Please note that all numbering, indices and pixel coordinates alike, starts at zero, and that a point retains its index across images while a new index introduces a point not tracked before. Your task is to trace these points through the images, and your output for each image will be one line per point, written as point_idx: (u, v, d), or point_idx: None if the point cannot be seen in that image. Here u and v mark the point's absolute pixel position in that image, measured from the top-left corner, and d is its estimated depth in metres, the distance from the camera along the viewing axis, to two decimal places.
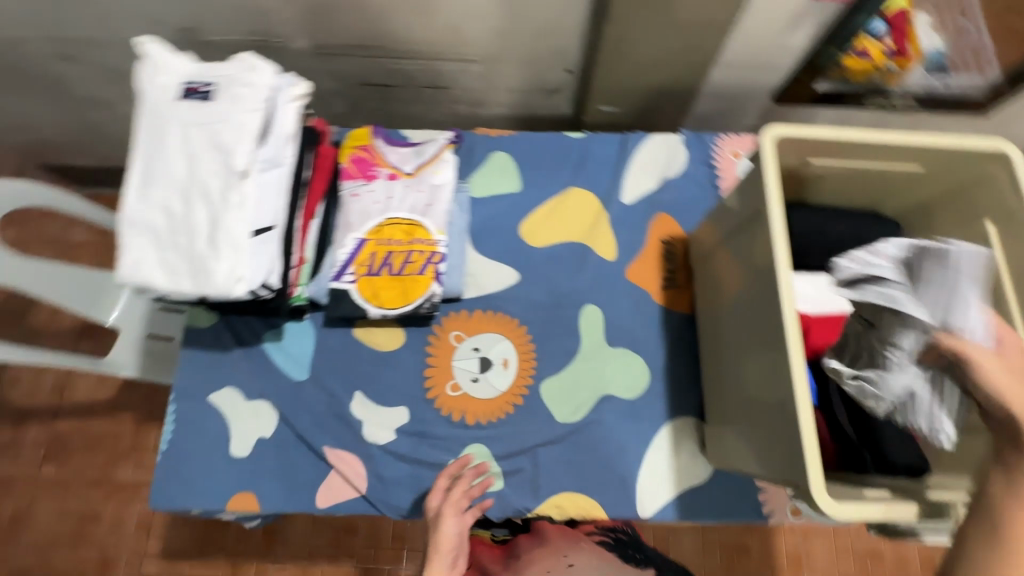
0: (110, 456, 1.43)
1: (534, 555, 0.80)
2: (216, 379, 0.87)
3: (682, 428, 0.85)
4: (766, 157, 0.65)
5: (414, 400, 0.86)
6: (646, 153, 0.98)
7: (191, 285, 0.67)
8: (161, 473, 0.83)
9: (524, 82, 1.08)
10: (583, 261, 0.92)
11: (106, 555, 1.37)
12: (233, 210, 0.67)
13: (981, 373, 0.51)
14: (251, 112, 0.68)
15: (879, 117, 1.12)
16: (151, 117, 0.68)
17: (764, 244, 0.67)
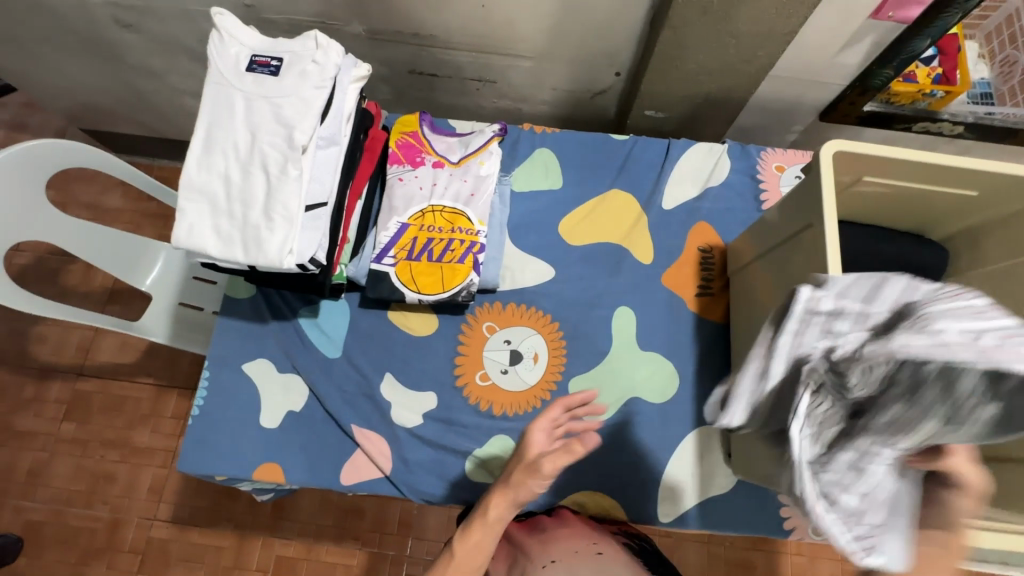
0: (129, 419, 1.45)
1: (560, 534, 0.76)
2: (251, 350, 0.89)
3: (709, 436, 0.85)
4: (823, 171, 0.66)
5: (443, 386, 0.87)
6: (689, 161, 0.98)
7: (243, 254, 0.68)
8: (191, 438, 0.84)
9: (571, 81, 1.09)
10: (619, 263, 0.93)
11: (119, 515, 1.39)
12: (289, 184, 0.68)
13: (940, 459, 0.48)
14: (314, 89, 0.70)
15: (925, 142, 1.11)
16: (217, 87, 0.70)
17: (813, 258, 0.67)
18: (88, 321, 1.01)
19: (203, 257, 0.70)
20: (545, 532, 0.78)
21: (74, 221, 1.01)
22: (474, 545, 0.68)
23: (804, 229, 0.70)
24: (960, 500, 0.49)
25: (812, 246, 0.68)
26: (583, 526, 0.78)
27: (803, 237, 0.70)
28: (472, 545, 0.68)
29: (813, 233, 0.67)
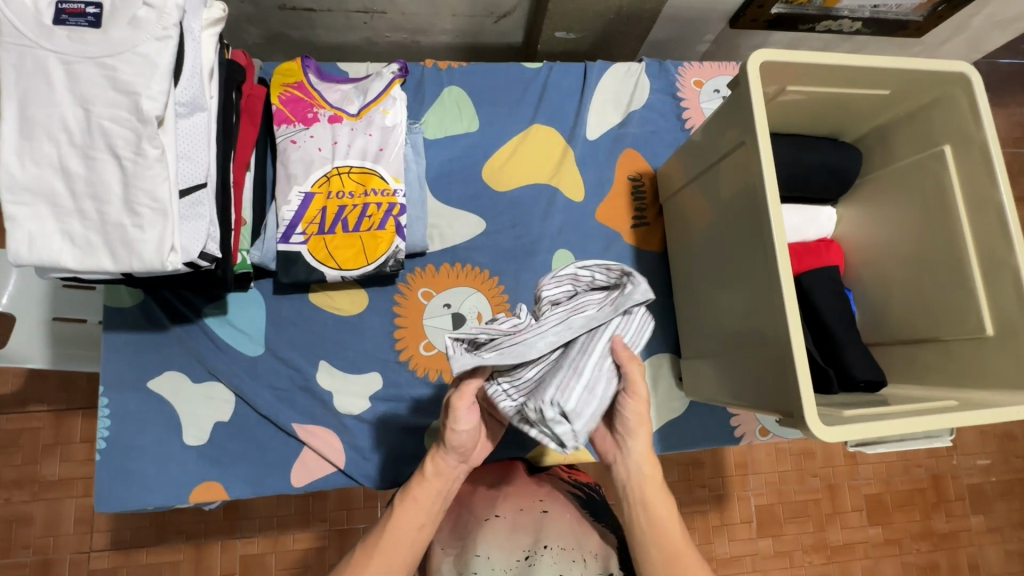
0: (29, 452, 1.27)
1: (510, 488, 0.72)
2: (154, 363, 0.77)
3: (658, 364, 0.87)
4: (752, 83, 0.63)
5: (385, 364, 0.80)
6: (608, 84, 0.93)
7: (112, 261, 0.56)
8: (102, 475, 0.74)
9: (471, 5, 0.97)
10: (551, 204, 0.88)
11: (46, 555, 1.25)
12: (147, 166, 0.55)
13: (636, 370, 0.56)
14: (152, 39, 0.55)
15: (827, 40, 1.12)
16: (19, 49, 0.54)
17: (747, 176, 0.66)
18: None
19: (59, 271, 0.57)
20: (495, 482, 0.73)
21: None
22: (417, 505, 0.59)
23: (735, 146, 0.68)
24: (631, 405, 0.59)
25: (745, 163, 0.66)
26: (535, 480, 0.74)
27: (734, 154, 0.68)
28: (411, 501, 0.59)
29: (745, 150, 0.65)
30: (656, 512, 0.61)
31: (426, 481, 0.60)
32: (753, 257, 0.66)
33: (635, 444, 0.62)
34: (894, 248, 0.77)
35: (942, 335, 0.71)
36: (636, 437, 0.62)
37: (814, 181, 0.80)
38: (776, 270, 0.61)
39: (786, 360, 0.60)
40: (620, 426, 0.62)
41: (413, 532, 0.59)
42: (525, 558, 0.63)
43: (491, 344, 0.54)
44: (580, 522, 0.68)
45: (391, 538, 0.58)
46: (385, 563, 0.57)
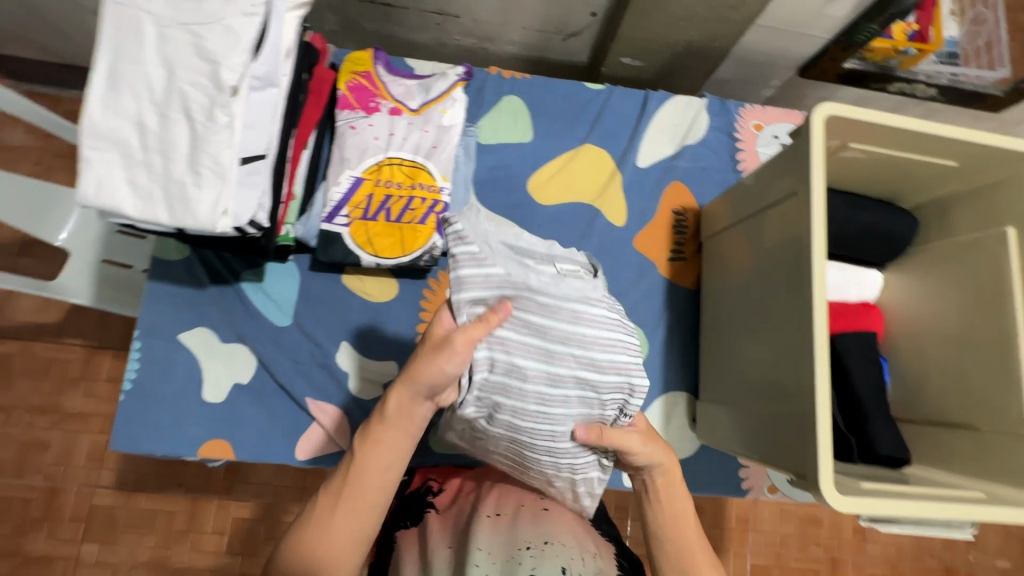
0: (57, 382, 1.35)
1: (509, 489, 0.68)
2: (187, 319, 0.80)
3: (675, 401, 0.85)
4: (814, 134, 0.61)
5: (404, 356, 0.81)
6: (666, 116, 0.93)
7: (168, 215, 0.59)
8: (121, 415, 0.76)
9: (543, 21, 0.99)
10: (591, 225, 0.88)
11: (55, 483, 1.31)
12: (217, 132, 0.58)
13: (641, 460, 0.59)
14: (241, 13, 0.58)
15: (899, 102, 1.09)
16: (120, 6, 0.57)
17: (794, 227, 0.65)
18: None
19: (118, 216, 0.60)
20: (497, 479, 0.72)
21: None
22: (379, 454, 0.53)
23: (787, 197, 0.67)
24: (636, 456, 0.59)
25: (795, 215, 0.65)
26: None
27: (785, 204, 0.67)
28: (376, 447, 0.53)
29: (797, 201, 0.64)
30: (677, 515, 0.60)
31: (391, 424, 0.53)
32: (790, 309, 0.64)
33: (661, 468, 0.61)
34: (939, 325, 0.74)
35: (977, 422, 0.68)
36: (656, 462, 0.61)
37: (862, 244, 0.78)
38: (811, 325, 0.59)
39: (808, 420, 0.59)
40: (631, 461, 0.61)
41: (378, 477, 0.53)
42: (525, 548, 0.57)
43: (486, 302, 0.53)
44: (580, 523, 0.65)
45: (355, 484, 0.52)
46: (350, 514, 0.52)
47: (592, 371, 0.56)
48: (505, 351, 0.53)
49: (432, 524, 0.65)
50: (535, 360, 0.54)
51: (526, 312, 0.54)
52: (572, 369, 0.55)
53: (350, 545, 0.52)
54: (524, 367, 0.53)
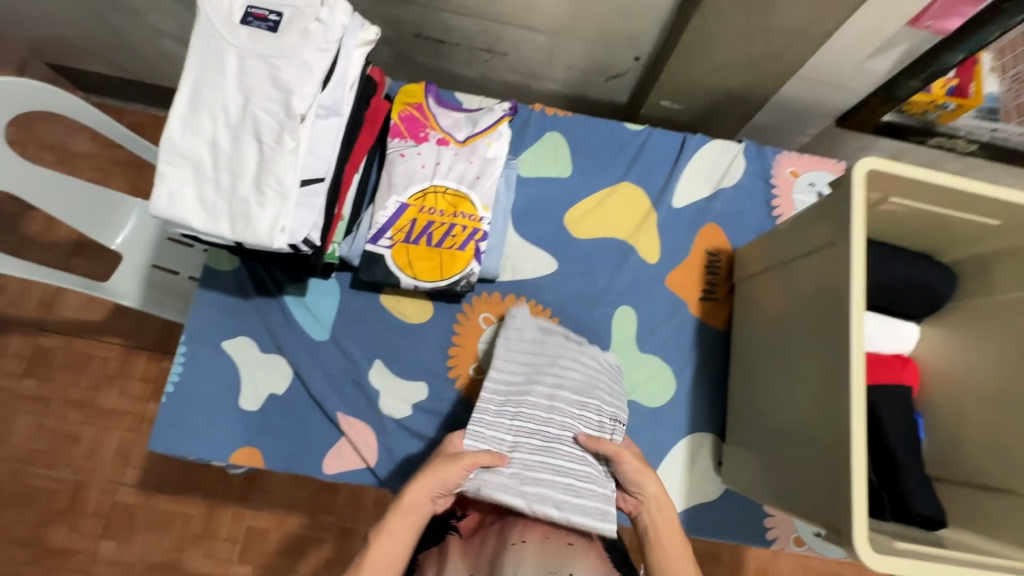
0: (94, 378, 1.40)
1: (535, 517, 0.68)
2: (231, 327, 0.83)
3: (700, 442, 0.84)
4: (856, 186, 0.62)
5: (434, 377, 0.83)
6: (703, 158, 0.95)
7: (231, 230, 0.62)
8: (162, 415, 0.79)
9: (587, 62, 1.03)
10: (624, 260, 0.90)
11: (82, 476, 1.35)
12: (282, 156, 0.62)
13: (633, 466, 0.69)
14: (315, 49, 0.62)
15: (937, 155, 1.09)
16: (207, 37, 0.62)
17: (831, 277, 0.65)
18: (54, 280, 0.98)
19: (184, 228, 0.64)
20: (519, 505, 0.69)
21: (37, 172, 1.00)
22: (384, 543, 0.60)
23: (825, 246, 0.67)
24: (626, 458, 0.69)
25: (832, 264, 0.65)
26: None
27: (822, 253, 0.68)
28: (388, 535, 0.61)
29: (835, 252, 0.65)
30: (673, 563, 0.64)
31: (398, 510, 0.62)
32: (824, 358, 0.64)
33: (651, 496, 0.68)
34: (979, 383, 0.73)
35: (1015, 486, 0.66)
36: (649, 487, 0.68)
37: (898, 296, 0.78)
38: (847, 375, 0.59)
39: (842, 472, 0.58)
40: (629, 483, 0.69)
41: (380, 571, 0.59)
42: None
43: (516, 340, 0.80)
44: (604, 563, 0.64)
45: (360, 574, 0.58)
46: None
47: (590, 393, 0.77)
48: (528, 368, 0.78)
49: (451, 551, 0.64)
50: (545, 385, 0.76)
51: (542, 347, 0.80)
52: (572, 391, 0.77)
53: None
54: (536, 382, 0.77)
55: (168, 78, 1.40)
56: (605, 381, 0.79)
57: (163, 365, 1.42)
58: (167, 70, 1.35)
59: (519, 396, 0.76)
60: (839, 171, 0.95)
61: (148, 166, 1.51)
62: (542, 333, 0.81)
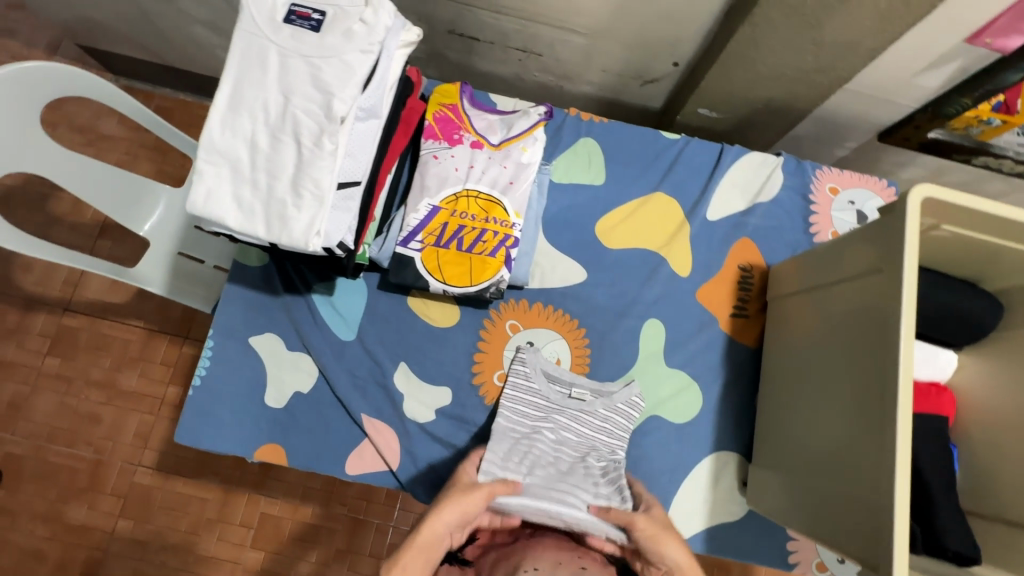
0: (116, 360, 1.42)
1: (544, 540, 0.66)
2: (258, 323, 0.83)
3: (725, 461, 0.83)
4: (910, 212, 0.59)
5: (458, 383, 0.83)
6: (740, 170, 0.93)
7: (266, 231, 0.62)
8: (188, 408, 0.80)
9: (624, 65, 1.00)
10: (655, 272, 0.88)
11: (102, 456, 1.37)
12: (321, 159, 0.61)
13: (653, 532, 0.66)
14: (357, 50, 0.61)
15: (982, 174, 1.05)
16: (250, 35, 0.61)
17: (877, 305, 0.62)
18: (82, 265, 0.99)
19: (219, 226, 0.64)
20: (531, 534, 0.68)
21: (68, 157, 1.00)
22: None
23: (873, 271, 0.64)
24: (638, 521, 0.66)
25: (879, 291, 0.62)
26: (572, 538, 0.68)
27: (868, 279, 0.65)
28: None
29: (882, 278, 0.62)
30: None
31: (414, 546, 0.61)
32: (868, 389, 0.61)
33: (675, 564, 0.64)
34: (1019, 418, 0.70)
35: None
36: (672, 554, 0.64)
37: (939, 324, 0.76)
38: (893, 409, 0.56)
39: (880, 508, 0.56)
40: (649, 552, 0.65)
41: None
42: None
43: (530, 370, 0.82)
44: None
45: None
46: None
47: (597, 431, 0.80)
48: (540, 398, 0.81)
49: None
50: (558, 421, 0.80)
51: (554, 379, 0.82)
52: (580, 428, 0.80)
53: None
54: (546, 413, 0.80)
55: (197, 64, 1.40)
56: (616, 418, 0.81)
57: (183, 350, 1.43)
58: (196, 56, 1.35)
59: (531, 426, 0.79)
60: (881, 189, 0.92)
61: (174, 151, 1.51)
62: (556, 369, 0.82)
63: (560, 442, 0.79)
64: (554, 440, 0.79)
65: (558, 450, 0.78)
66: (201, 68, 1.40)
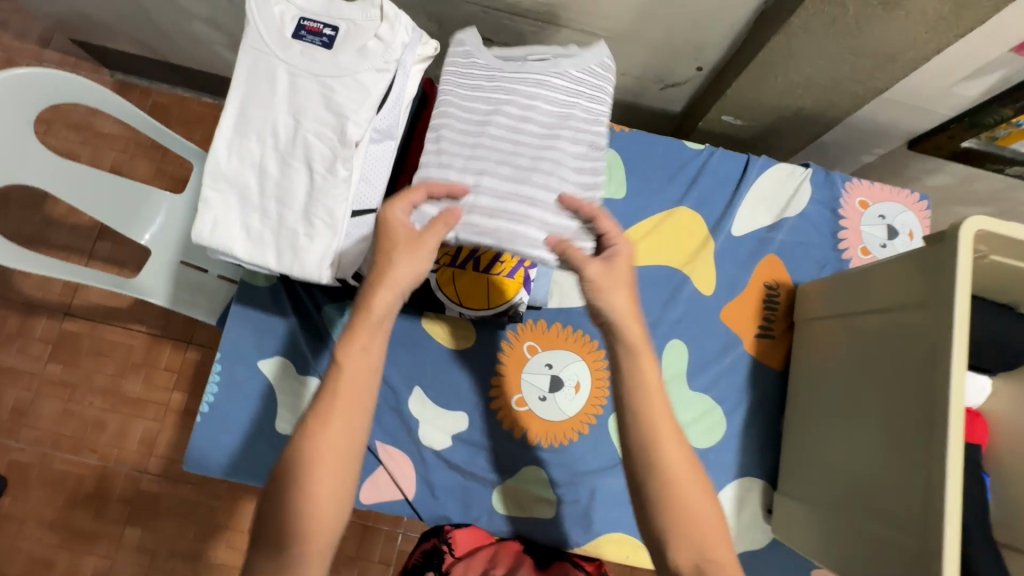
0: (119, 366, 1.39)
1: None
2: (267, 346, 0.80)
3: (749, 488, 0.80)
4: (961, 247, 0.56)
5: (475, 407, 0.80)
6: (767, 182, 0.89)
7: (277, 262, 0.59)
8: (197, 435, 0.77)
9: (645, 69, 0.96)
10: (677, 291, 0.85)
11: (107, 463, 1.35)
12: (334, 185, 0.57)
13: (599, 266, 0.59)
14: (371, 67, 0.57)
15: (1013, 184, 1.01)
16: (257, 53, 0.57)
17: (919, 342, 0.59)
18: (78, 278, 0.95)
19: (226, 255, 0.61)
20: None
21: (61, 163, 0.96)
22: (356, 359, 0.53)
23: (914, 305, 0.61)
24: (590, 269, 0.58)
25: (921, 328, 0.59)
26: None
27: (908, 313, 0.62)
28: (360, 346, 0.54)
29: (927, 315, 0.59)
30: (664, 444, 0.54)
31: (369, 320, 0.54)
32: (911, 431, 0.58)
33: (615, 313, 0.57)
34: None
35: None
36: (608, 293, 0.58)
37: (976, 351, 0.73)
38: (943, 458, 0.53)
39: (926, 564, 0.53)
40: (588, 292, 0.59)
41: (364, 378, 0.53)
42: None
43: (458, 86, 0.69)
44: None
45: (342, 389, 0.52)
46: (343, 420, 0.52)
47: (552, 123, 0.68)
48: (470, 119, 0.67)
49: None
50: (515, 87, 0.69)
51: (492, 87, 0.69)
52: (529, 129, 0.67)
53: (339, 471, 0.51)
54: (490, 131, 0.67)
55: (197, 60, 1.34)
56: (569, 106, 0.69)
57: (187, 355, 1.41)
58: (195, 53, 1.30)
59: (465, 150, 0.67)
60: (913, 203, 0.88)
61: (173, 150, 1.47)
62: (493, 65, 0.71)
63: (523, 127, 0.67)
64: (512, 114, 0.68)
65: (520, 142, 0.66)
66: (200, 64, 1.35)
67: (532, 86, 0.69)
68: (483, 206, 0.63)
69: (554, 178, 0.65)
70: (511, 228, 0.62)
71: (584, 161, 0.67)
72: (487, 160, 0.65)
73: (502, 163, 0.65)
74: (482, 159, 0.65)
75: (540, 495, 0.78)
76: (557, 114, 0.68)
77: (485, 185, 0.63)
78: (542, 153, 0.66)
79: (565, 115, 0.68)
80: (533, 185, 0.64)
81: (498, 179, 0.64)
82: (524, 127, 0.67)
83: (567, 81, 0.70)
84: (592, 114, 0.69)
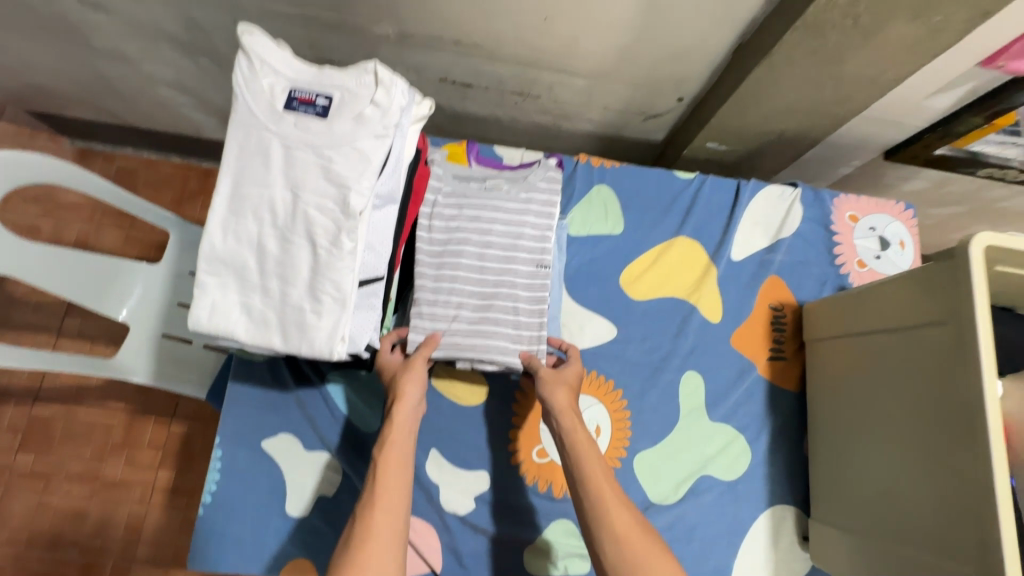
0: (97, 449, 1.30)
1: None
2: (270, 423, 0.75)
3: (781, 515, 0.79)
4: (973, 265, 0.56)
5: (495, 465, 0.77)
6: (759, 205, 0.90)
7: (283, 342, 0.55)
8: (201, 529, 0.72)
9: (627, 103, 0.96)
10: (686, 322, 0.84)
11: (91, 556, 1.25)
12: (340, 259, 0.54)
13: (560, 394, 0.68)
14: (369, 135, 0.55)
15: (985, 184, 1.05)
16: (249, 129, 0.55)
17: (942, 360, 0.59)
18: (48, 364, 0.88)
19: (228, 340, 0.57)
20: None
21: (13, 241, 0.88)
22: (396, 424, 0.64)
23: (931, 323, 0.61)
24: (553, 396, 0.68)
25: (943, 346, 0.59)
26: None
27: (924, 331, 0.62)
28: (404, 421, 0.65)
29: (949, 332, 0.59)
30: (603, 500, 0.60)
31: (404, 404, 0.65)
32: (949, 450, 0.58)
33: (570, 422, 0.66)
34: None
35: None
36: (565, 416, 0.67)
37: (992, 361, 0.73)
38: (990, 474, 0.53)
39: None
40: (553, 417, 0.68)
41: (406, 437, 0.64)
42: None
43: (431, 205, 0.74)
44: None
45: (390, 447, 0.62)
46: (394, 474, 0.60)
47: (514, 245, 0.73)
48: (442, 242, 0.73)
49: None
50: (476, 213, 0.73)
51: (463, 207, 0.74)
52: (492, 252, 0.73)
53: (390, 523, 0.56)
54: (460, 254, 0.72)
55: (162, 123, 1.30)
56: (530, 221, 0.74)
57: (171, 430, 1.32)
58: (160, 116, 1.25)
59: (440, 269, 0.72)
60: (900, 213, 0.89)
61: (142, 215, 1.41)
62: (463, 185, 0.76)
63: (483, 257, 0.73)
64: (477, 238, 0.73)
65: (481, 272, 0.72)
66: (166, 126, 1.31)
67: (491, 212, 0.74)
68: (461, 330, 0.71)
69: (512, 302, 0.72)
70: (485, 345, 0.70)
71: (537, 281, 0.73)
72: (454, 292, 0.72)
73: (467, 292, 0.72)
74: (449, 295, 0.72)
75: (573, 549, 0.74)
76: (510, 238, 0.73)
77: (463, 314, 0.71)
78: (502, 280, 0.72)
79: (516, 240, 0.73)
80: (499, 311, 0.71)
81: (465, 309, 0.71)
82: (484, 255, 0.73)
83: (529, 199, 0.75)
84: (541, 230, 0.74)
